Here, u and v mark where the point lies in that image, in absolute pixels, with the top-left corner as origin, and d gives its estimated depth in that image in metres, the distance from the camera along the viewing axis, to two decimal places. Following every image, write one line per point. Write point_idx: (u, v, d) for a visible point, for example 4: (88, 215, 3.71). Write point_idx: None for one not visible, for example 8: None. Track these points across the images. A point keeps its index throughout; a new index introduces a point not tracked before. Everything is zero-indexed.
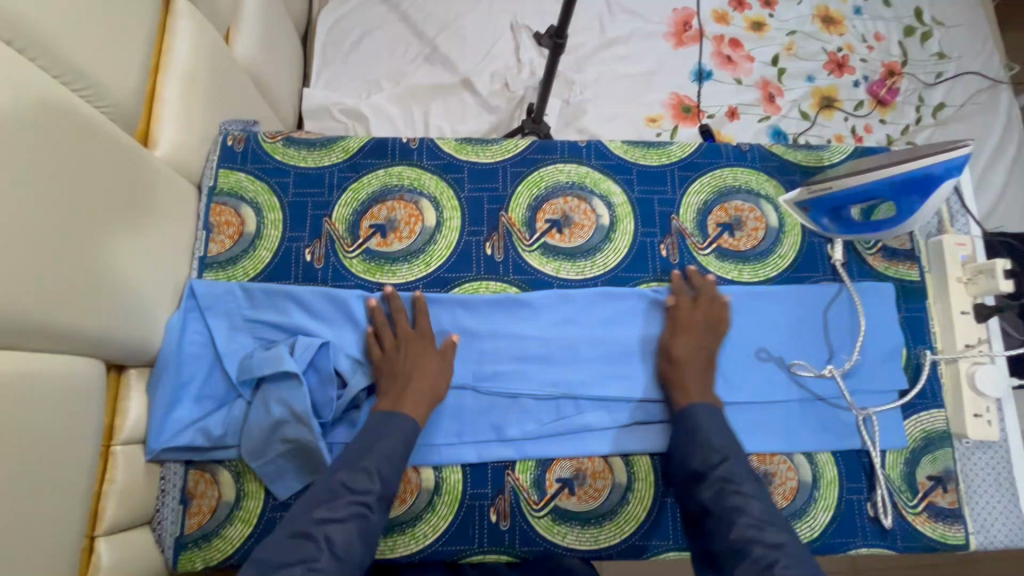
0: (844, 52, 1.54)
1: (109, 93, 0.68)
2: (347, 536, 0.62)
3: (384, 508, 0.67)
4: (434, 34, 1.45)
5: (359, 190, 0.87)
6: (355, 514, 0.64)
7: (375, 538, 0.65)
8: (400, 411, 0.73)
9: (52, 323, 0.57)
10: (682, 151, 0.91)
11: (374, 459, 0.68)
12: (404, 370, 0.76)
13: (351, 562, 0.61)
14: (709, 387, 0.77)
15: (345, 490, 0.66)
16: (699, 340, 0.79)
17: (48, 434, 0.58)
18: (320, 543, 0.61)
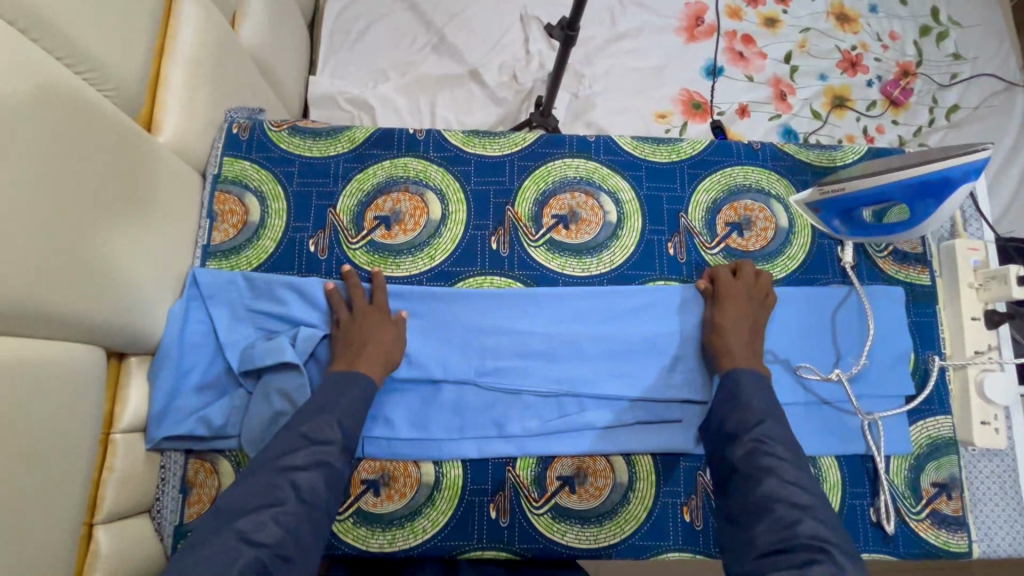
0: (858, 51, 1.51)
1: (113, 76, 0.67)
2: (313, 482, 0.63)
3: (349, 456, 0.68)
4: (442, 24, 1.43)
5: (364, 180, 0.86)
6: (320, 462, 0.65)
7: (341, 484, 0.66)
8: (356, 370, 0.72)
9: (52, 309, 0.57)
10: (692, 148, 0.90)
11: (337, 411, 0.69)
12: (357, 335, 0.75)
13: (319, 506, 0.63)
14: (755, 355, 0.77)
15: (307, 440, 0.66)
16: (744, 311, 0.79)
17: (48, 419, 0.57)
18: (286, 489, 0.62)
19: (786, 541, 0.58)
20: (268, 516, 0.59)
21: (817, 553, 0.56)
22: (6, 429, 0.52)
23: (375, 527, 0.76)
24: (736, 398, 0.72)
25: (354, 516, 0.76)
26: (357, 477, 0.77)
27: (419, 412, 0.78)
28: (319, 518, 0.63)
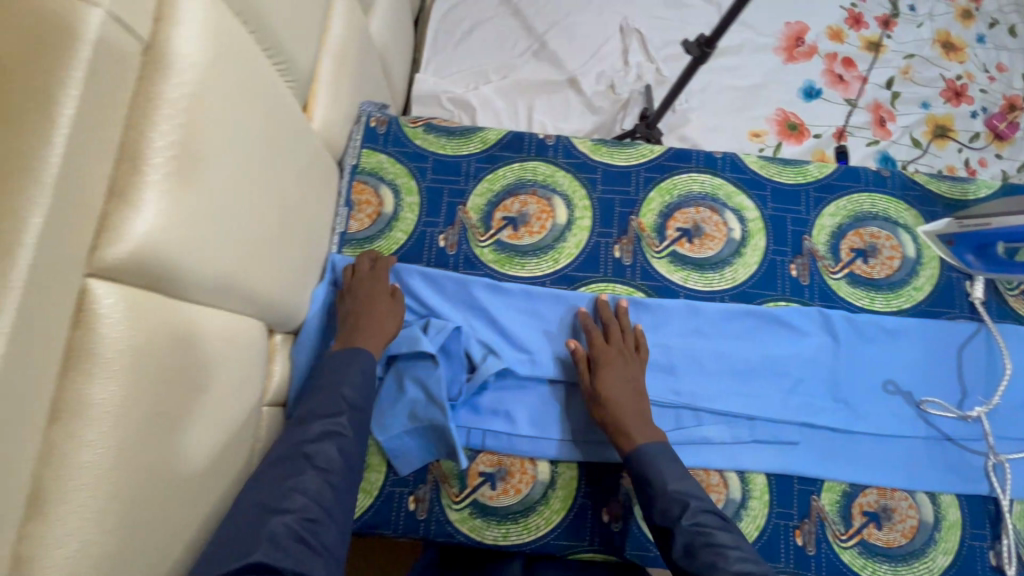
0: (963, 81, 1.48)
1: (297, 69, 0.69)
2: (326, 451, 0.64)
3: (361, 425, 0.69)
4: (544, 30, 1.45)
5: (494, 181, 0.88)
6: (332, 432, 0.66)
7: (357, 450, 0.67)
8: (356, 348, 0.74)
9: (246, 287, 0.59)
10: (819, 171, 0.89)
11: (341, 386, 0.70)
12: (353, 311, 0.77)
13: (336, 475, 0.63)
14: (648, 421, 0.74)
15: (314, 415, 0.67)
16: (620, 376, 0.76)
17: (236, 394, 0.60)
18: (301, 461, 0.63)
19: None
20: (288, 489, 0.60)
21: None
22: (215, 400, 0.55)
23: (491, 519, 0.78)
24: (643, 474, 0.69)
25: (470, 506, 0.78)
26: (474, 469, 0.79)
27: (538, 412, 0.80)
28: (340, 485, 0.63)
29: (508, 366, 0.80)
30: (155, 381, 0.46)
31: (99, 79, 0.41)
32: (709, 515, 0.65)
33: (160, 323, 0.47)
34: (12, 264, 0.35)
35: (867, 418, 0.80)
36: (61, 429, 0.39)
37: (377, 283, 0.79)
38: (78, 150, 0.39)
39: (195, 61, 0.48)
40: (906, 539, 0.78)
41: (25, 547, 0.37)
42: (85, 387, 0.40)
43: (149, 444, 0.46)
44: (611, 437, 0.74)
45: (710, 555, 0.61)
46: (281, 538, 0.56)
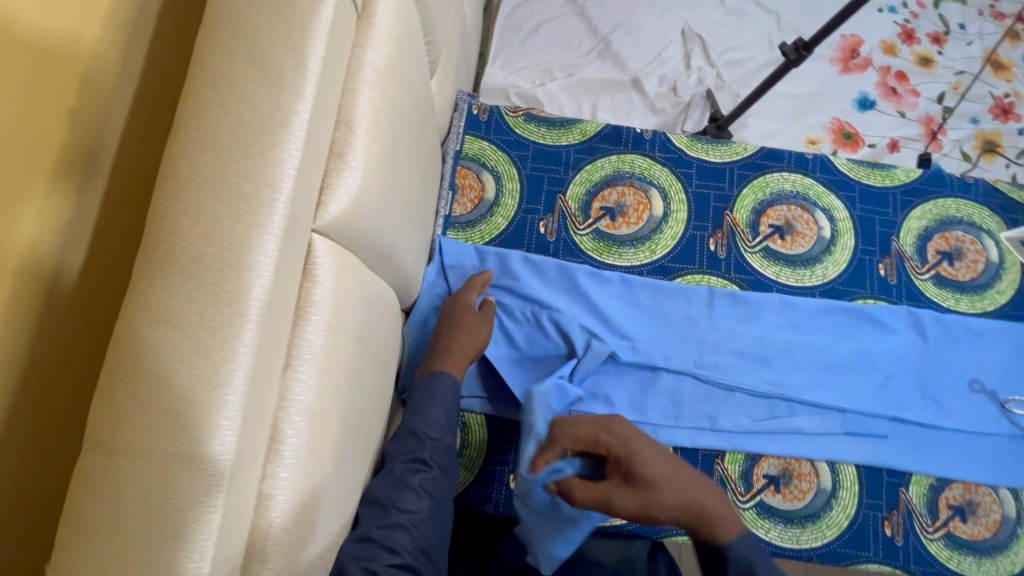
0: (1011, 98, 1.51)
1: (435, 52, 0.71)
2: (413, 491, 0.61)
3: (444, 461, 0.66)
4: (609, 30, 1.47)
5: (593, 172, 0.91)
6: (416, 470, 0.63)
7: (442, 488, 0.64)
8: (438, 370, 0.72)
9: (397, 259, 0.61)
10: (906, 176, 0.93)
11: (422, 421, 0.67)
12: (442, 334, 0.75)
13: (425, 518, 0.61)
14: (718, 502, 0.62)
15: (395, 457, 0.64)
16: (646, 451, 0.66)
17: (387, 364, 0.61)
18: (389, 506, 0.59)
19: None
20: (377, 536, 0.56)
21: None
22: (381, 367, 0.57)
23: None
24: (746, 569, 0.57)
25: None
26: None
27: (637, 397, 0.82)
28: (430, 528, 0.60)
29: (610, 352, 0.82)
30: (352, 338, 0.47)
31: (333, 44, 0.43)
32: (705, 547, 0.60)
33: (355, 284, 0.48)
34: (276, 212, 0.37)
35: (954, 415, 0.83)
36: (293, 375, 0.41)
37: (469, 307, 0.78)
38: (318, 109, 0.41)
39: (390, 34, 0.50)
40: (990, 533, 0.80)
41: (265, 485, 0.38)
42: (310, 337, 0.42)
43: (345, 400, 0.47)
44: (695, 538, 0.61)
45: None
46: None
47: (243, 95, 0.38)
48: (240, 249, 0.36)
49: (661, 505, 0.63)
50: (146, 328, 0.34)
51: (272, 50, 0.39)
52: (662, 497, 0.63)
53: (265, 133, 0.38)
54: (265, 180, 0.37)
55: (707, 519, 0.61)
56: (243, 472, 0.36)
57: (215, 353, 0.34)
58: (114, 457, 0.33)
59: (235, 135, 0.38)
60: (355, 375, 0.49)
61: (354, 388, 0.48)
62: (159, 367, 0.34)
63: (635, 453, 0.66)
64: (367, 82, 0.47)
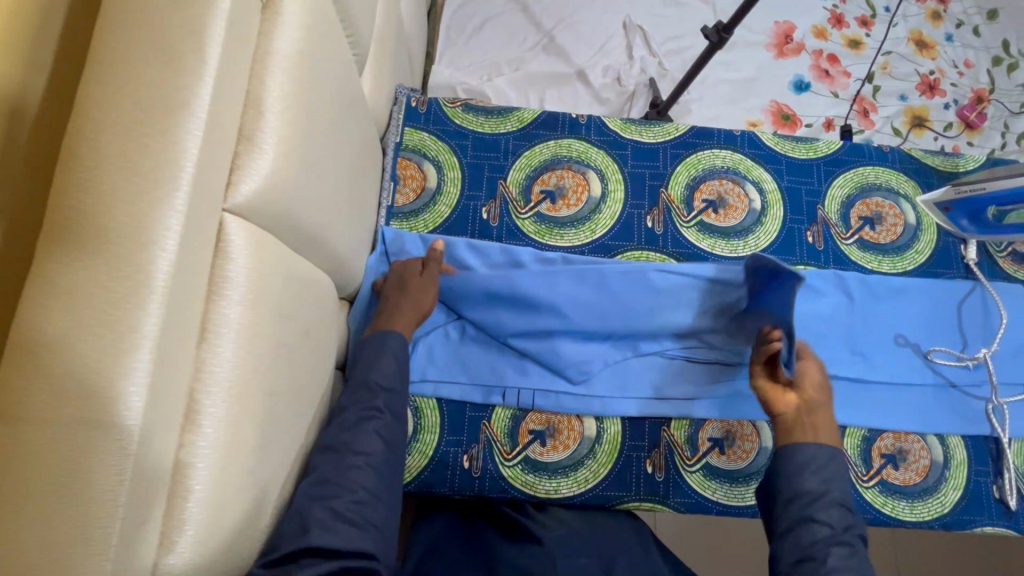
0: (935, 75, 1.59)
1: (361, 43, 0.72)
2: (368, 436, 0.64)
3: (398, 409, 0.69)
4: (552, 25, 1.50)
5: (532, 157, 0.93)
6: (371, 418, 0.66)
7: (396, 432, 0.68)
8: (391, 331, 0.74)
9: (329, 244, 0.62)
10: (828, 147, 0.98)
11: (376, 373, 0.70)
12: (397, 298, 0.78)
13: (380, 459, 0.64)
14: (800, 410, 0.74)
15: (351, 406, 0.67)
16: (822, 381, 0.78)
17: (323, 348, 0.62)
18: (343, 449, 0.62)
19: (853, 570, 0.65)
20: (331, 476, 0.60)
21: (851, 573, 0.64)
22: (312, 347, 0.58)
23: (542, 474, 0.82)
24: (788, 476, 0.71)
25: (522, 463, 0.82)
26: (524, 427, 0.83)
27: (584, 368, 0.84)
28: (385, 469, 0.64)
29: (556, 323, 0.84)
30: (274, 315, 0.48)
31: (236, 29, 0.44)
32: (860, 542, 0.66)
33: (276, 263, 0.49)
34: (180, 188, 0.39)
35: (882, 368, 0.88)
36: (210, 349, 0.42)
37: (423, 275, 0.81)
38: (222, 90, 0.43)
39: (301, 22, 0.52)
40: (921, 477, 0.85)
41: (183, 454, 0.39)
42: (225, 312, 0.43)
43: (272, 377, 0.48)
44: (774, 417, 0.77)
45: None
46: (331, 522, 0.57)
47: (143, 76, 0.40)
48: (142, 223, 0.37)
49: (843, 511, 0.66)
50: (51, 302, 0.35)
51: (171, 32, 0.41)
52: (838, 500, 0.67)
53: (165, 113, 0.39)
54: (167, 158, 0.38)
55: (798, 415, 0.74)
56: (155, 441, 0.37)
57: (121, 324, 0.35)
58: (23, 424, 0.34)
59: (135, 116, 0.39)
60: (281, 352, 0.50)
61: (280, 364, 0.50)
62: (68, 339, 0.35)
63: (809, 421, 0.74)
64: (277, 68, 0.49)
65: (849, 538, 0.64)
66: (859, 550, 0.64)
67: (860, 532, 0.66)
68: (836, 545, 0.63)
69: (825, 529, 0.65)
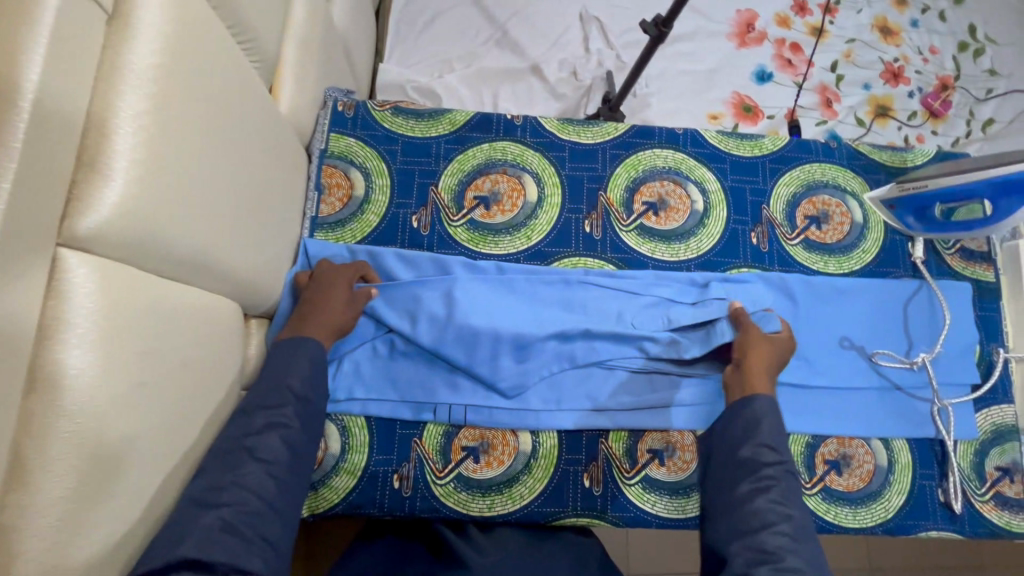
0: (900, 63, 1.56)
1: (262, 48, 0.68)
2: (272, 444, 0.62)
3: (308, 418, 0.66)
4: (505, 19, 1.45)
5: (465, 161, 0.90)
6: (278, 424, 0.63)
7: (304, 443, 0.65)
8: (307, 338, 0.71)
9: (222, 267, 0.59)
10: (773, 144, 0.95)
11: (288, 378, 0.67)
12: (319, 302, 0.75)
13: (283, 467, 0.62)
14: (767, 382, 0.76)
15: (259, 408, 0.64)
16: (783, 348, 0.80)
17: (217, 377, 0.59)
18: (243, 456, 0.60)
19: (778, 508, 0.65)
20: (227, 482, 0.58)
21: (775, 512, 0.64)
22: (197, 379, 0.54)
23: (475, 491, 0.79)
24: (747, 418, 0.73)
25: (454, 481, 0.79)
26: (456, 444, 0.80)
27: (514, 380, 0.81)
28: (286, 477, 0.62)
29: (493, 332, 0.80)
30: (133, 354, 0.45)
31: (63, 45, 0.40)
32: (789, 474, 0.68)
33: (135, 297, 0.46)
34: None
35: (827, 373, 0.86)
36: (42, 400, 0.39)
37: (350, 281, 0.78)
38: (46, 116, 0.39)
39: (160, 31, 0.48)
40: (864, 482, 0.83)
41: (6, 516, 0.37)
42: (62, 357, 0.39)
43: (131, 420, 0.45)
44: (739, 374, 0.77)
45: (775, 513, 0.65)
46: (213, 532, 0.55)
47: None
48: None
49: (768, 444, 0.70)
50: None
51: None
52: (765, 441, 0.70)
53: None
54: None
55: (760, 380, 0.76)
56: None
57: None
58: None
59: None
60: (146, 391, 0.47)
61: (143, 405, 0.46)
62: None
63: (745, 368, 0.77)
64: (128, 84, 0.45)
65: (772, 472, 0.68)
66: (783, 482, 0.67)
67: (788, 468, 0.69)
68: (755, 482, 0.68)
69: (748, 466, 0.69)
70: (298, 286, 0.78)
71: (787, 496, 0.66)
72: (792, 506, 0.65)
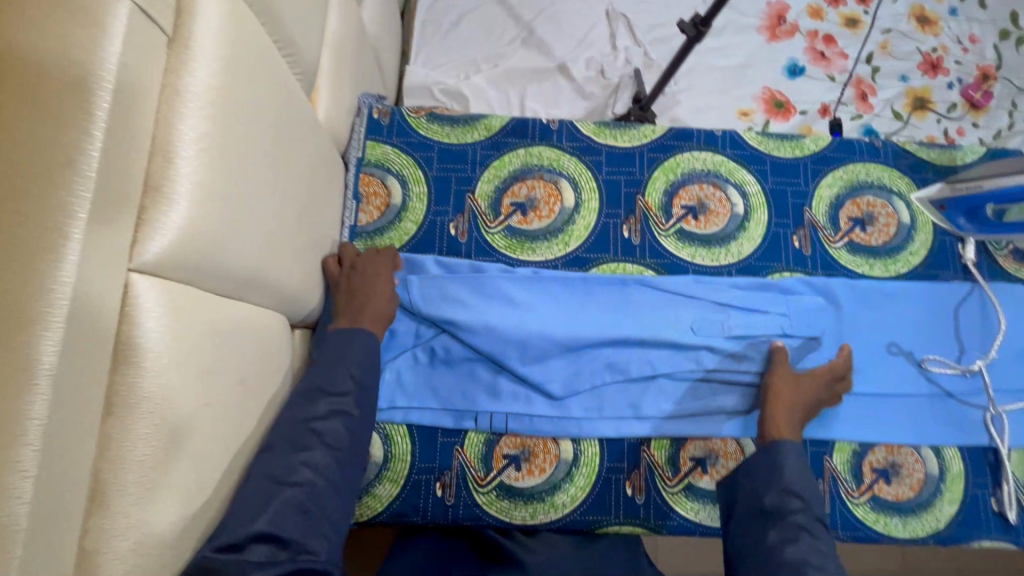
0: (938, 53, 1.51)
1: (304, 60, 0.68)
2: (336, 430, 0.63)
3: (366, 403, 0.67)
4: (531, 18, 1.44)
5: (501, 167, 0.89)
6: (340, 411, 0.64)
7: (363, 428, 0.66)
8: (362, 327, 0.71)
9: (273, 281, 0.59)
10: (815, 144, 0.92)
11: (348, 365, 0.67)
12: (362, 289, 0.75)
13: (346, 453, 0.63)
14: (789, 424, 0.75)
15: (322, 393, 0.64)
16: (810, 385, 0.78)
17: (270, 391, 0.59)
18: (310, 437, 0.61)
19: (808, 554, 0.63)
20: (297, 462, 0.59)
21: (807, 558, 0.62)
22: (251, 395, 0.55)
23: (518, 500, 0.79)
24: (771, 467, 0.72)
25: (496, 489, 0.79)
26: (498, 452, 0.81)
27: (543, 387, 0.81)
28: (349, 462, 0.63)
29: (514, 335, 0.80)
30: (198, 374, 0.46)
31: (130, 71, 0.40)
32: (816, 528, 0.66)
33: (198, 319, 0.46)
34: (65, 260, 0.35)
35: (873, 379, 0.84)
36: (117, 425, 0.39)
37: (388, 268, 0.78)
38: (115, 145, 0.39)
39: (216, 52, 0.48)
40: (915, 492, 0.81)
41: (89, 540, 0.37)
42: (135, 382, 0.40)
43: (197, 440, 0.46)
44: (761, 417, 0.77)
45: (805, 556, 0.63)
46: (287, 508, 0.56)
47: (19, 136, 0.36)
48: (20, 305, 0.34)
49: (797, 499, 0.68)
50: None
51: (53, 85, 0.37)
52: (790, 488, 0.69)
53: (44, 177, 0.36)
54: (45, 228, 0.35)
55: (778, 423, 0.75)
56: (49, 534, 0.34)
57: None
58: None
59: (8, 182, 0.35)
60: (210, 410, 0.47)
61: (208, 425, 0.47)
62: None
63: (767, 414, 0.76)
64: (187, 107, 0.45)
65: (801, 521, 0.66)
66: (813, 532, 0.65)
67: (816, 515, 0.67)
68: (783, 531, 0.66)
69: (775, 515, 0.68)
70: (327, 275, 0.77)
71: (822, 547, 0.64)
72: (827, 559, 0.63)
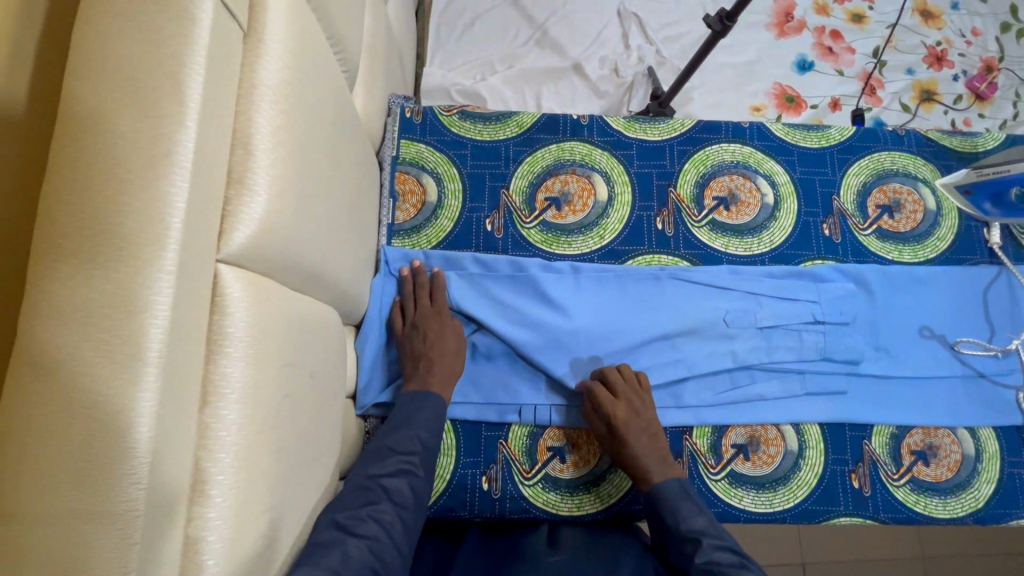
0: (943, 46, 1.53)
1: (348, 59, 0.69)
2: (401, 488, 0.64)
3: (430, 466, 0.68)
4: (545, 18, 1.45)
5: (534, 163, 0.90)
6: (406, 469, 0.65)
7: (426, 491, 0.66)
8: (431, 390, 0.73)
9: (331, 276, 0.59)
10: (841, 134, 0.94)
11: (416, 426, 0.69)
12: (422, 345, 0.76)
13: (409, 510, 0.63)
14: (666, 460, 0.75)
15: (390, 452, 0.66)
16: (636, 428, 0.75)
17: (331, 384, 0.60)
18: (377, 492, 0.62)
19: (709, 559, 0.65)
20: (365, 514, 0.59)
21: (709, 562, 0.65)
22: (317, 388, 0.55)
23: (563, 492, 0.80)
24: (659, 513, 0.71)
25: (542, 481, 0.80)
26: (542, 444, 0.81)
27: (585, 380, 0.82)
28: (410, 521, 0.63)
29: (550, 334, 0.81)
30: (278, 366, 0.46)
31: (215, 64, 0.40)
32: (724, 552, 0.66)
33: (276, 310, 0.46)
34: (167, 249, 0.35)
35: (905, 361, 0.85)
36: (214, 414, 0.39)
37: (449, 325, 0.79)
38: (206, 135, 0.39)
39: (285, 46, 0.48)
40: (952, 473, 0.82)
41: (192, 529, 0.37)
42: (228, 370, 0.40)
43: (280, 431, 0.46)
44: (634, 467, 0.75)
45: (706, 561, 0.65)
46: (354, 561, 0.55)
47: (120, 129, 0.36)
48: (131, 292, 0.34)
49: (689, 528, 0.68)
50: (35, 387, 0.33)
51: (147, 79, 0.37)
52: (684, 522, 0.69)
53: (145, 169, 0.36)
54: (149, 217, 0.35)
55: (654, 467, 0.74)
56: (159, 521, 0.35)
57: (113, 403, 0.33)
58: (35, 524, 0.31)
59: (111, 174, 0.36)
60: (288, 402, 0.47)
61: (287, 415, 0.47)
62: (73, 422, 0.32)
63: (637, 461, 0.74)
64: (263, 101, 0.45)
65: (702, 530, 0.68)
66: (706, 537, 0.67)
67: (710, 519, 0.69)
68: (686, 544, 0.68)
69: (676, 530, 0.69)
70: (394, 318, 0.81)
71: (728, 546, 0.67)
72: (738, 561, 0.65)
